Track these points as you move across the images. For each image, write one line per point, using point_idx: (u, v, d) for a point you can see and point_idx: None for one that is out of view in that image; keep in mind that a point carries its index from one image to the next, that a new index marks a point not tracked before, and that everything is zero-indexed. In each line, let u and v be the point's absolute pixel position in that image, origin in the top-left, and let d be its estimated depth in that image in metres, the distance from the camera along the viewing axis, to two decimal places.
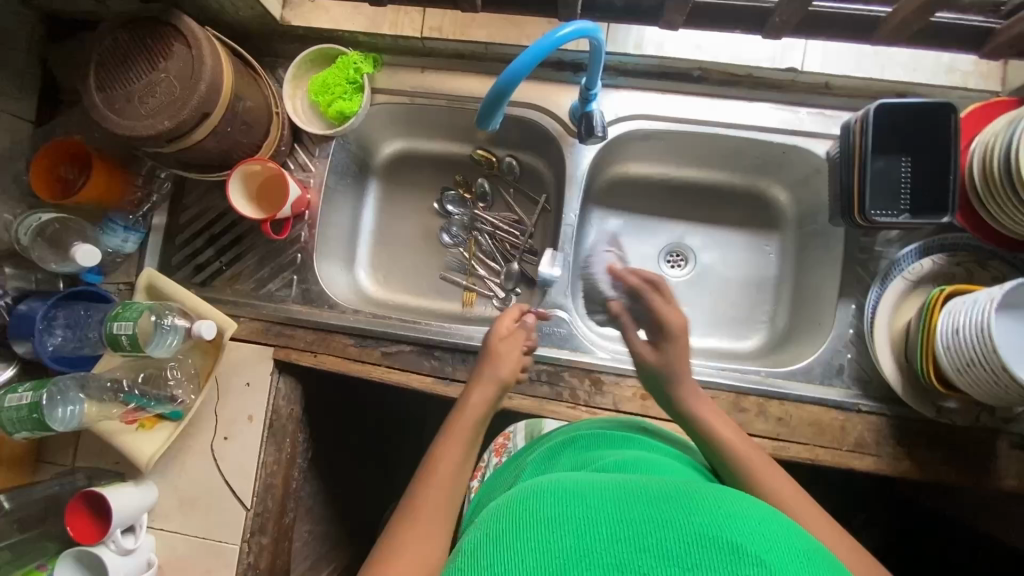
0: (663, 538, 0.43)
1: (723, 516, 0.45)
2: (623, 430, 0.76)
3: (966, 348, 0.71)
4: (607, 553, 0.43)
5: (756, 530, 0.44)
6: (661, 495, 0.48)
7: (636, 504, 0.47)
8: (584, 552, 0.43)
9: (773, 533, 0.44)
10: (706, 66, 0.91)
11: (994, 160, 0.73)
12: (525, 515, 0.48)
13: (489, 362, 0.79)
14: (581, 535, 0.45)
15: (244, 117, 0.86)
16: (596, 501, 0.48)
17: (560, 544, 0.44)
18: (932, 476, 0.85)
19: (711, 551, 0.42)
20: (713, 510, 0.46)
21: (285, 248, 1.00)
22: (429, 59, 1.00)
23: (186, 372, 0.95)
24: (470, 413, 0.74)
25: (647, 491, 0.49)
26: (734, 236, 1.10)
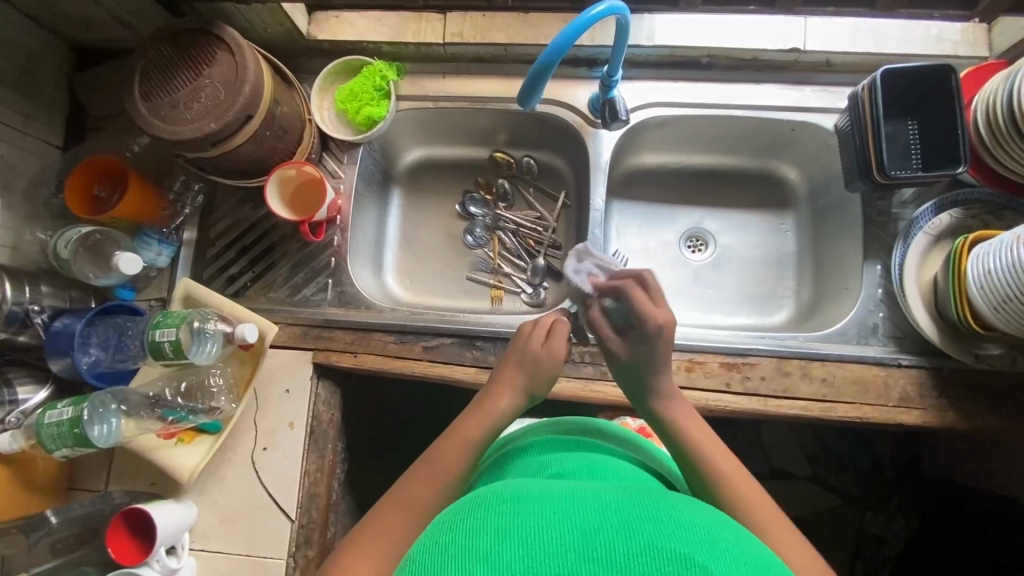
0: (612, 549, 0.44)
1: (673, 527, 0.46)
2: (573, 434, 0.77)
3: (1001, 286, 0.74)
4: (558, 562, 0.43)
5: (707, 541, 0.45)
6: (613, 505, 0.49)
7: (589, 515, 0.47)
8: (532, 564, 0.43)
9: (720, 540, 0.46)
10: (714, 53, 0.97)
11: (998, 111, 0.79)
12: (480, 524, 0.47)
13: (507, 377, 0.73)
14: (535, 545, 0.44)
15: (281, 122, 0.89)
16: (549, 510, 0.48)
17: (512, 556, 0.44)
18: (978, 424, 0.86)
19: (659, 562, 0.42)
20: (665, 520, 0.47)
21: (317, 253, 1.01)
22: (450, 65, 1.04)
23: (227, 380, 0.93)
24: (486, 417, 0.70)
25: (600, 502, 0.50)
26: (750, 217, 1.14)
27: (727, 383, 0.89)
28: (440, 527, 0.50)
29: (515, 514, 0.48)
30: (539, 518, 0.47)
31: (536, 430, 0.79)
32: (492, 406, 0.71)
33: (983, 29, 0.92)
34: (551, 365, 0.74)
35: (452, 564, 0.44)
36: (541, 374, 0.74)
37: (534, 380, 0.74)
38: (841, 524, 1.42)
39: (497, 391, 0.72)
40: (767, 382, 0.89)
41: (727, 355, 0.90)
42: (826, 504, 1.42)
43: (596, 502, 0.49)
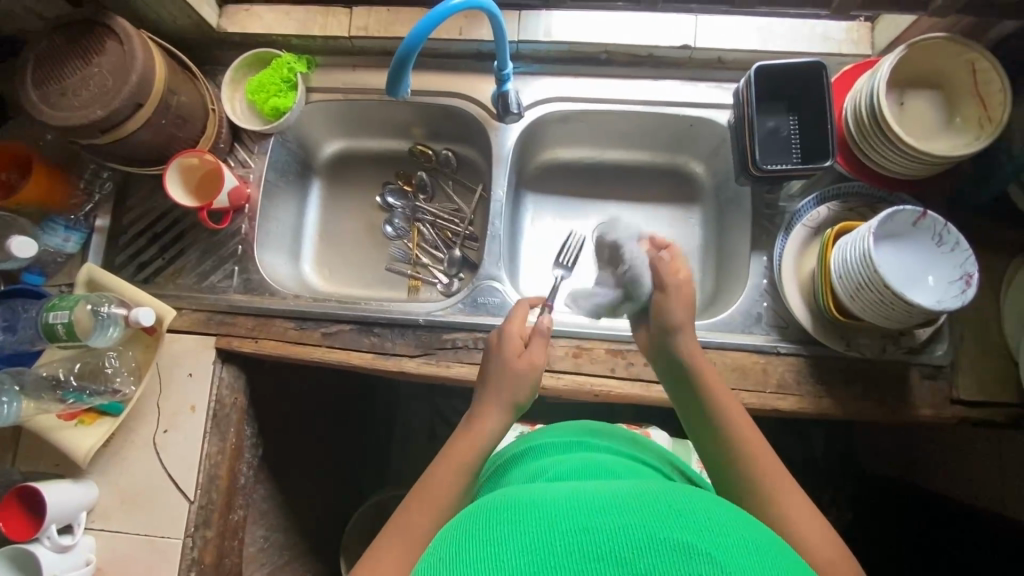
0: (615, 548, 0.45)
1: (674, 516, 0.48)
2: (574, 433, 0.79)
3: (854, 275, 0.77)
4: (566, 563, 0.45)
5: (709, 527, 0.47)
6: (612, 500, 0.50)
7: (591, 511, 0.49)
8: (545, 567, 0.45)
9: (722, 526, 0.48)
10: (610, 49, 1.00)
11: (862, 108, 0.82)
12: (485, 534, 0.49)
13: (490, 388, 0.75)
14: (537, 548, 0.46)
15: (177, 111, 0.91)
16: (554, 511, 0.49)
17: (519, 561, 0.45)
18: (852, 410, 0.89)
19: (664, 557, 0.44)
20: (666, 512, 0.48)
21: (226, 241, 1.04)
22: (360, 58, 1.07)
23: (126, 363, 0.95)
24: (476, 439, 0.72)
25: (597, 496, 0.51)
26: (661, 210, 1.16)
27: (612, 368, 0.92)
28: (442, 541, 0.51)
29: (522, 520, 0.49)
30: (545, 519, 0.49)
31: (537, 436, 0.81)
32: (481, 429, 0.73)
33: (866, 28, 0.95)
34: (529, 372, 0.76)
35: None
36: (522, 383, 0.75)
37: (515, 392, 0.75)
38: None
39: (487, 411, 0.74)
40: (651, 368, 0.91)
41: (613, 342, 0.93)
42: None
43: (598, 499, 0.51)
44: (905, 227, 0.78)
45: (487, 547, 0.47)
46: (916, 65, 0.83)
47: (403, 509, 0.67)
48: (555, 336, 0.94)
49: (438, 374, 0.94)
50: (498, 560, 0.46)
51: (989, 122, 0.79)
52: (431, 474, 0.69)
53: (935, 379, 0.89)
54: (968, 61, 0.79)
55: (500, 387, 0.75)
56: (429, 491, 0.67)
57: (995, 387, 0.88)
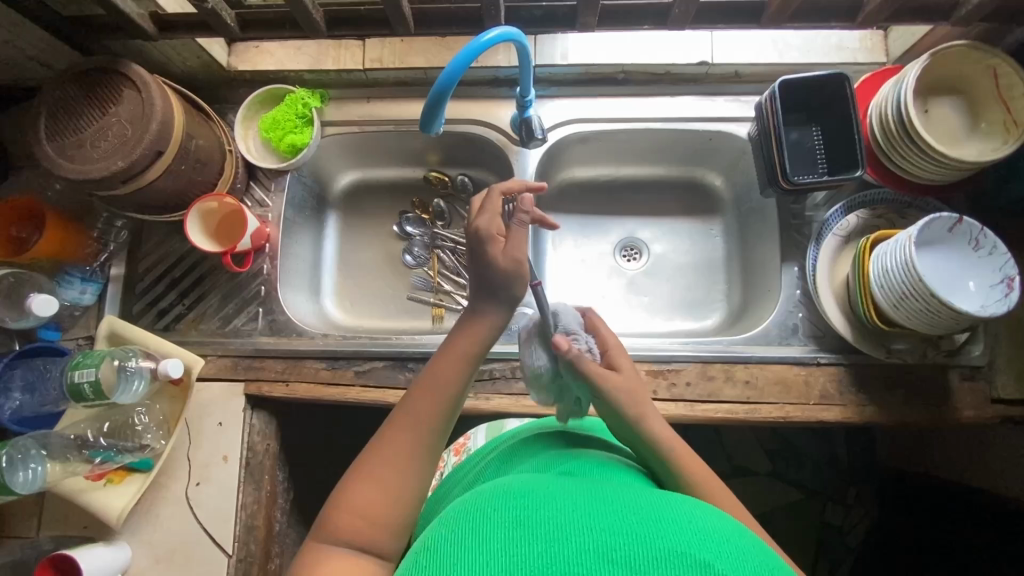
0: (629, 552, 0.43)
1: (696, 536, 0.45)
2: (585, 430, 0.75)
3: (896, 283, 0.77)
4: (577, 561, 0.43)
5: (727, 551, 0.44)
6: (632, 509, 0.48)
7: (608, 516, 0.47)
8: (553, 562, 0.43)
9: (739, 550, 0.45)
10: (627, 68, 1.00)
11: (889, 116, 0.82)
12: (499, 519, 0.47)
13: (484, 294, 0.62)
14: (552, 542, 0.44)
15: (197, 155, 0.89)
16: (572, 511, 0.47)
17: (531, 552, 0.44)
18: (895, 416, 0.89)
19: (678, 569, 0.42)
20: (688, 529, 0.46)
21: (247, 282, 1.01)
22: (374, 90, 1.06)
23: (154, 417, 0.92)
24: (473, 334, 0.62)
25: (621, 506, 0.49)
26: (681, 224, 1.17)
27: (654, 391, 0.91)
28: (452, 517, 0.51)
29: (538, 513, 0.47)
30: (561, 516, 0.47)
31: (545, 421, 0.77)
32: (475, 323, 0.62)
33: (880, 36, 0.96)
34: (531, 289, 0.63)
35: (466, 556, 0.44)
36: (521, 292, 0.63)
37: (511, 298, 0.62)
38: (804, 518, 1.42)
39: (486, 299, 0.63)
40: (693, 387, 0.91)
41: (654, 363, 0.92)
42: (789, 499, 1.43)
43: (618, 504, 0.49)
44: (942, 232, 0.79)
45: (497, 531, 0.46)
46: (938, 71, 0.84)
47: (404, 404, 0.61)
48: None
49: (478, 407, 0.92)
50: (509, 545, 0.44)
51: (1015, 125, 0.79)
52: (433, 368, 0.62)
53: (974, 380, 0.90)
54: (990, 66, 0.80)
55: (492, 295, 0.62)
56: (432, 387, 0.61)
57: None
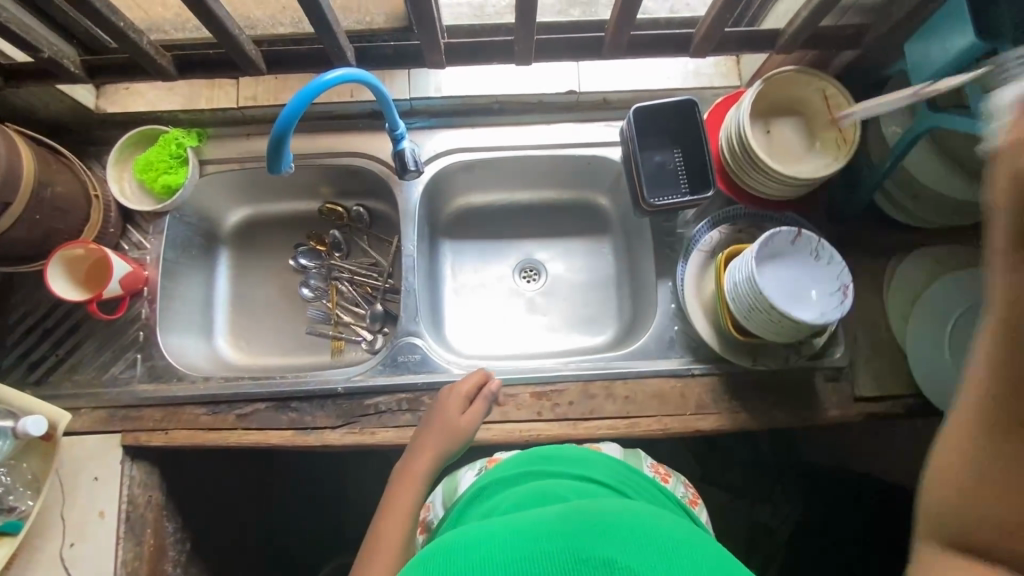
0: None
1: (597, 533, 0.50)
2: (531, 459, 0.77)
3: (745, 296, 0.82)
4: None
5: (625, 541, 0.49)
6: (538, 528, 0.51)
7: (520, 547, 0.49)
8: None
9: (639, 532, 0.51)
10: (501, 99, 1.04)
11: (733, 139, 0.88)
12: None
13: (437, 424, 0.81)
14: None
15: (55, 203, 0.87)
16: (484, 547, 0.50)
17: None
18: (767, 421, 0.93)
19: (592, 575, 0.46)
20: (589, 530, 0.50)
21: (125, 328, 0.98)
22: (253, 126, 1.05)
23: (21, 479, 0.87)
24: (413, 484, 0.75)
25: (524, 530, 0.51)
26: (575, 244, 1.20)
27: (538, 412, 0.92)
28: None
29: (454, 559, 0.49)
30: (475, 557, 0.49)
31: (496, 471, 0.77)
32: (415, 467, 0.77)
33: (733, 61, 1.02)
34: (460, 420, 0.82)
35: None
36: (453, 426, 0.81)
37: (448, 440, 0.80)
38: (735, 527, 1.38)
39: (425, 453, 0.78)
40: (575, 406, 0.93)
41: (537, 384, 0.94)
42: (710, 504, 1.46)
43: (525, 524, 0.52)
44: (786, 245, 0.84)
45: None
46: (775, 97, 0.90)
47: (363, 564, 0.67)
48: None
49: (363, 442, 0.92)
50: None
51: (844, 142, 0.85)
52: (384, 521, 0.70)
53: (837, 381, 0.95)
54: (819, 88, 0.86)
55: (447, 422, 0.81)
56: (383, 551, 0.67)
57: (891, 380, 0.95)
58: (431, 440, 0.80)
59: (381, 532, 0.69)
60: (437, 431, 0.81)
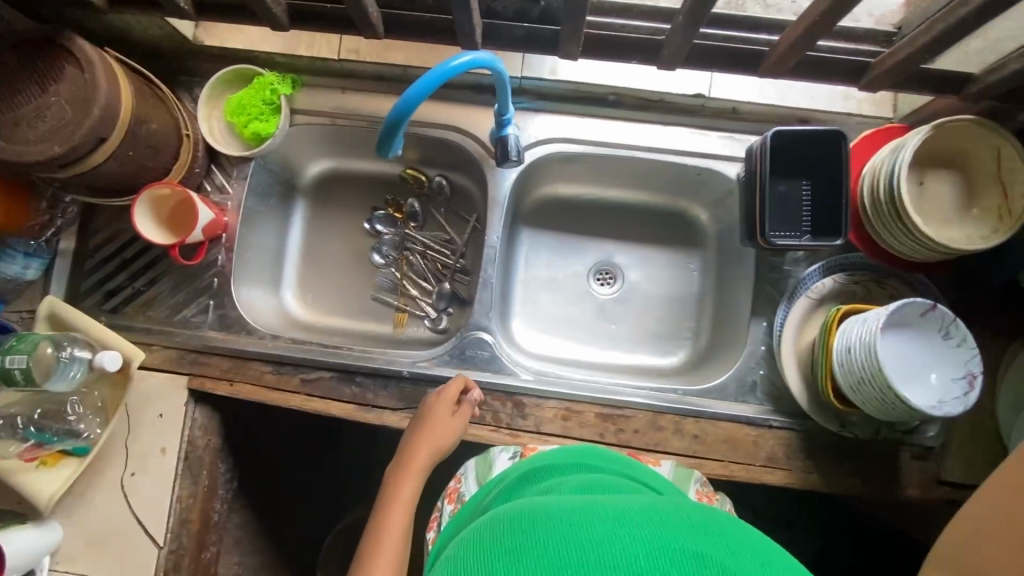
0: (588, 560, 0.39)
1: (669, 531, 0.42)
2: (579, 456, 0.71)
3: (857, 368, 0.75)
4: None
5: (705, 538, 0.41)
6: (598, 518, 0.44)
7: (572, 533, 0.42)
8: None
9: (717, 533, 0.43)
10: (620, 91, 0.95)
11: (880, 186, 0.78)
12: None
13: (423, 422, 0.82)
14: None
15: (148, 140, 0.83)
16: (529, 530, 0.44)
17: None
18: (839, 488, 0.88)
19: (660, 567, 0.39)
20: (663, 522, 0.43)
21: (200, 273, 0.98)
22: (350, 80, 0.99)
23: (90, 406, 0.90)
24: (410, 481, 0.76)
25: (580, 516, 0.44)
26: (660, 254, 1.13)
27: (601, 434, 0.89)
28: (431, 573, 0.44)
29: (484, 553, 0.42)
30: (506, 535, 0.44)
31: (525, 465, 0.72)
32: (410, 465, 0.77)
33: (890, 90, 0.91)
34: (447, 421, 0.82)
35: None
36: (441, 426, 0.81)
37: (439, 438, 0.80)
38: None
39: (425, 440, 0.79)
40: (640, 435, 0.89)
41: (604, 406, 0.90)
42: None
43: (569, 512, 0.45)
44: (915, 316, 0.75)
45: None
46: (939, 144, 0.79)
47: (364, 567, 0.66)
48: (545, 396, 0.91)
49: None
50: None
51: (1009, 214, 0.74)
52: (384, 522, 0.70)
53: (924, 459, 0.88)
54: (994, 145, 0.74)
55: (434, 422, 0.81)
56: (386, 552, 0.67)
57: (985, 471, 0.88)
58: (428, 433, 0.80)
59: (383, 535, 0.69)
60: (434, 422, 0.81)
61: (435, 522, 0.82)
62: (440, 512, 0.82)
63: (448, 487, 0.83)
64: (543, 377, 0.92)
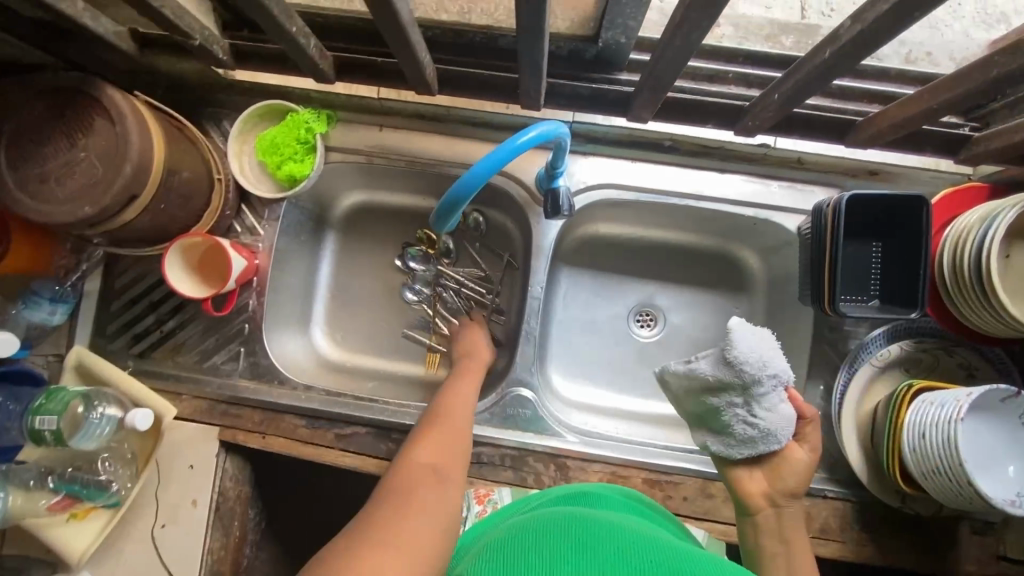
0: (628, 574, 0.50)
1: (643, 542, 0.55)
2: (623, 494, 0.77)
3: (932, 453, 0.71)
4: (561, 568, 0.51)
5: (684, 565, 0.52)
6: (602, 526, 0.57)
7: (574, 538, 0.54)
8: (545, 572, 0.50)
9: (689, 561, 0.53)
10: (676, 137, 0.88)
11: (965, 259, 0.73)
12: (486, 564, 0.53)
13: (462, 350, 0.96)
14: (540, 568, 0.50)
15: (180, 190, 0.79)
16: (544, 531, 0.56)
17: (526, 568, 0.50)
18: (894, 562, 0.85)
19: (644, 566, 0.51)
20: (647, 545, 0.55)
21: (230, 318, 0.94)
22: (388, 118, 0.93)
23: (121, 459, 0.88)
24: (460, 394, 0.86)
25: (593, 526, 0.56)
26: (704, 298, 1.08)
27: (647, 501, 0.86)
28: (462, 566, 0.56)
29: (548, 541, 0.53)
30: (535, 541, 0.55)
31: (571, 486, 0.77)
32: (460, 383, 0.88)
33: None
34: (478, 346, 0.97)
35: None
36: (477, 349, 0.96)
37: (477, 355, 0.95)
38: None
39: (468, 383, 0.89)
40: (689, 503, 0.86)
41: (651, 470, 0.87)
42: None
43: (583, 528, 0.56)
44: (994, 401, 0.71)
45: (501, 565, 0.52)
46: None
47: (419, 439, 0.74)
48: (589, 459, 0.87)
49: (459, 490, 0.87)
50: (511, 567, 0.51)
51: None
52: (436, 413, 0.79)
53: (985, 535, 0.85)
54: None
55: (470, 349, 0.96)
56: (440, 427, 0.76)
57: None
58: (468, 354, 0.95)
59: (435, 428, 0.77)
60: (468, 372, 0.91)
61: (457, 520, 0.85)
62: (467, 512, 0.85)
63: (477, 489, 0.87)
64: (588, 438, 0.88)
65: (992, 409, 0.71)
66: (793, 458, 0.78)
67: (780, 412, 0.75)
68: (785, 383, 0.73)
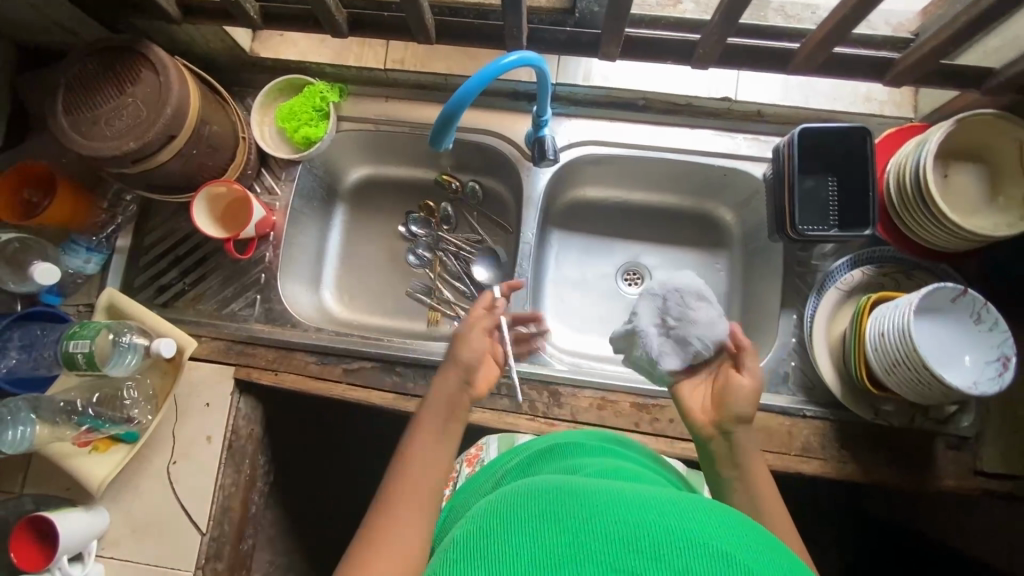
0: (649, 567, 0.38)
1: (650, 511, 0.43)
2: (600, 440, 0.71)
3: (891, 349, 0.77)
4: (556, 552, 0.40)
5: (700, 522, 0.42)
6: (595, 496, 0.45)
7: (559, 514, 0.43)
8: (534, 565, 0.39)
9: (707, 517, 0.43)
10: (648, 95, 1.01)
11: (907, 178, 0.81)
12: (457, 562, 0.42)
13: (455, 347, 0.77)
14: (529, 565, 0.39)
15: (210, 141, 0.90)
16: (527, 503, 0.45)
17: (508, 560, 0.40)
18: (875, 478, 0.88)
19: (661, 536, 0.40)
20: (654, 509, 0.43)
21: (249, 268, 1.03)
22: (392, 90, 1.05)
23: (143, 392, 0.94)
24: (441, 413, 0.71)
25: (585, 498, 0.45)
26: (687, 256, 1.15)
27: (636, 423, 0.91)
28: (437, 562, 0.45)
29: (524, 531, 0.42)
30: (516, 517, 0.44)
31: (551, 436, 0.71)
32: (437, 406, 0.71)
33: (910, 91, 0.97)
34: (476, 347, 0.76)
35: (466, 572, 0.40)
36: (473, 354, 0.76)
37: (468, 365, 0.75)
38: None
39: (426, 436, 0.69)
40: (676, 425, 0.90)
41: (639, 396, 0.92)
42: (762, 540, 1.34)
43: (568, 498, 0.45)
44: (945, 301, 0.77)
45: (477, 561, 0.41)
46: (964, 138, 0.82)
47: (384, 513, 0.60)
48: (580, 386, 0.93)
49: None
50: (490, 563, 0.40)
51: None
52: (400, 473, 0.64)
53: (959, 450, 0.89)
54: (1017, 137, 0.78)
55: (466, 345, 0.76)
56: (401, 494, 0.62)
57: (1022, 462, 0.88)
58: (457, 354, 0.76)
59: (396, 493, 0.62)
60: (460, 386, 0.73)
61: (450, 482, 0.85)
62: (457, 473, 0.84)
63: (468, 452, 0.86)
64: (577, 368, 0.95)
65: (943, 307, 0.77)
66: (736, 385, 0.71)
67: (699, 318, 0.73)
68: (686, 287, 0.74)
